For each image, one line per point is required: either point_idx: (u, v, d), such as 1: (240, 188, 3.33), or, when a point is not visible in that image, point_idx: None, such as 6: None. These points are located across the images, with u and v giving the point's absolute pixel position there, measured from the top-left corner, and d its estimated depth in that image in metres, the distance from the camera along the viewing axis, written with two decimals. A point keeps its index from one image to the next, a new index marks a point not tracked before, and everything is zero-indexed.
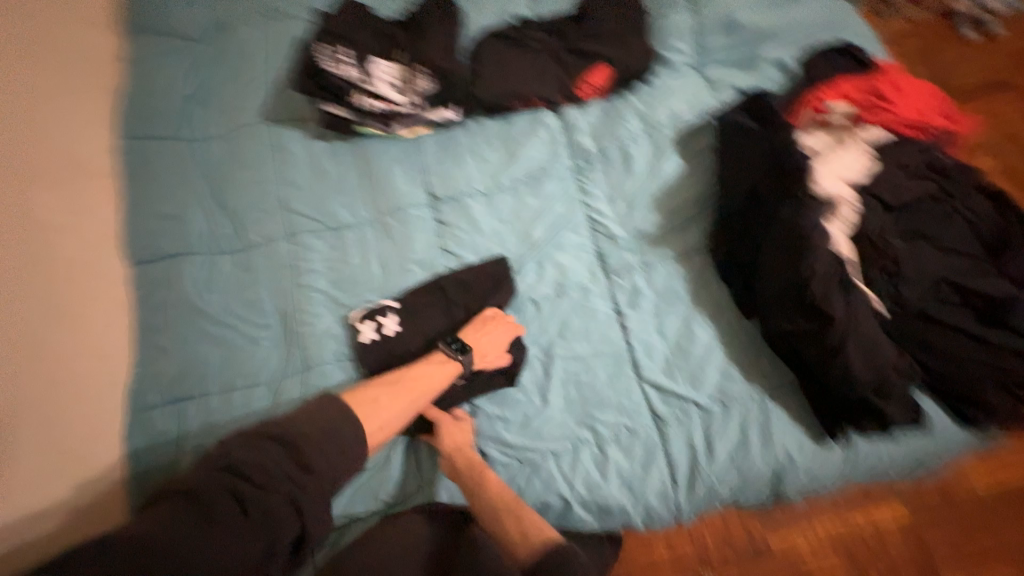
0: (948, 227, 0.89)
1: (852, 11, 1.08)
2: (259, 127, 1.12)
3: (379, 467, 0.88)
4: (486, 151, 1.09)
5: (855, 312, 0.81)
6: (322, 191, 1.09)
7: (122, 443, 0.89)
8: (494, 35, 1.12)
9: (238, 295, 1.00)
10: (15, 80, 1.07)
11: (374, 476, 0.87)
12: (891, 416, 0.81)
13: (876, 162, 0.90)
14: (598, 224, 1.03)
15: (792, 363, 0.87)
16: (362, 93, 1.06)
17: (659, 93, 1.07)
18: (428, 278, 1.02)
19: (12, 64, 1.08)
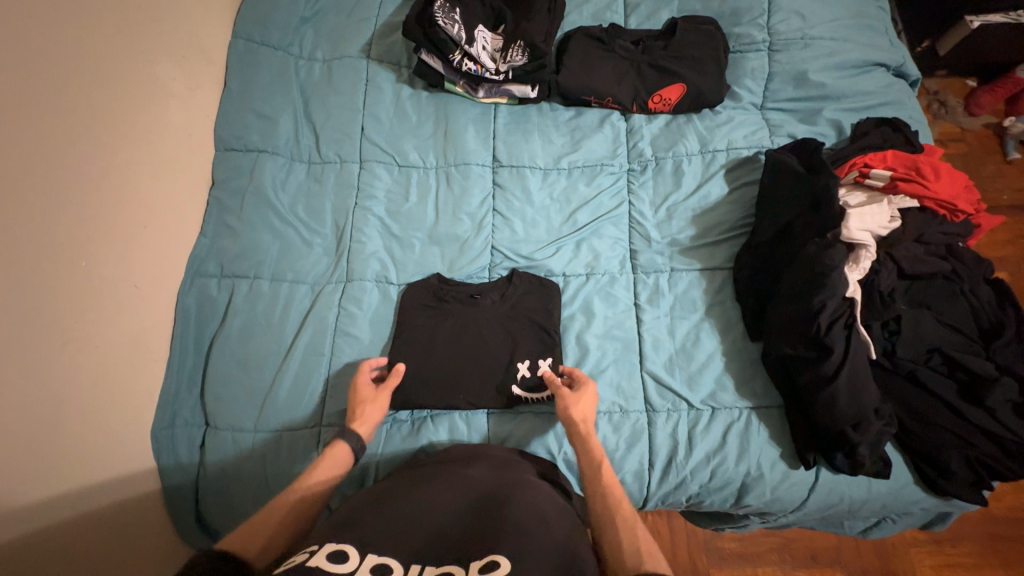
0: (952, 305, 0.96)
1: (913, 93, 1.17)
2: (359, 61, 1.23)
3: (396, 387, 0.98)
4: (554, 134, 1.19)
5: (853, 352, 0.87)
6: (400, 131, 1.19)
7: (179, 298, 1.00)
8: (587, 33, 1.21)
9: (306, 202, 1.11)
10: None
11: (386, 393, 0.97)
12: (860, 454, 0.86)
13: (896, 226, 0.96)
14: (637, 223, 1.12)
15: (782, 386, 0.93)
16: (462, 53, 1.14)
17: (721, 122, 1.15)
18: (475, 230, 1.11)
19: None
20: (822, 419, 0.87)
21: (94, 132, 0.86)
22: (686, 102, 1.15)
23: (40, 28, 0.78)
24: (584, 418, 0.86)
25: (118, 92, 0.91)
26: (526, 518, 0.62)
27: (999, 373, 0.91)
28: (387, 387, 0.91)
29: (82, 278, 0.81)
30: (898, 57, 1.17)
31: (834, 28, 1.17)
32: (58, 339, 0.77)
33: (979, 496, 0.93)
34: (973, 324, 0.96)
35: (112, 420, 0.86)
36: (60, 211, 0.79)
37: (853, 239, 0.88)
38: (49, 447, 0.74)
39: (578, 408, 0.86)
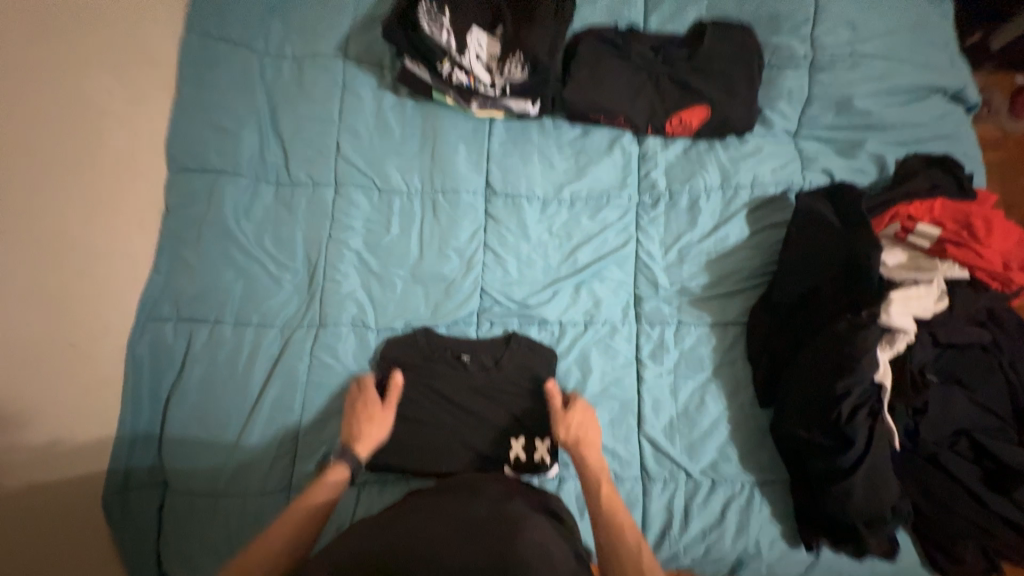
0: (986, 383, 0.87)
1: (969, 124, 1.02)
2: (334, 61, 1.07)
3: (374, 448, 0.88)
4: (555, 157, 1.05)
5: (875, 444, 0.78)
6: (381, 147, 1.04)
7: (128, 346, 0.90)
8: (598, 36, 1.04)
9: (273, 231, 0.98)
10: None
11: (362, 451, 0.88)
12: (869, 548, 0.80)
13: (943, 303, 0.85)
14: (644, 265, 1.01)
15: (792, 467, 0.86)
16: (452, 62, 0.98)
17: (747, 153, 1.01)
18: (463, 270, 1.00)
19: None
20: (834, 513, 0.80)
21: (3, 162, 0.73)
22: (709, 127, 1.00)
23: None
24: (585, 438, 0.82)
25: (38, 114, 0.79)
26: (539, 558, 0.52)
27: None
28: (394, 406, 0.88)
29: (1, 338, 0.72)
30: (957, 81, 1.01)
31: (887, 43, 1.00)
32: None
33: None
34: (1008, 404, 0.87)
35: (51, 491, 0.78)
36: None
37: (893, 325, 0.78)
38: None
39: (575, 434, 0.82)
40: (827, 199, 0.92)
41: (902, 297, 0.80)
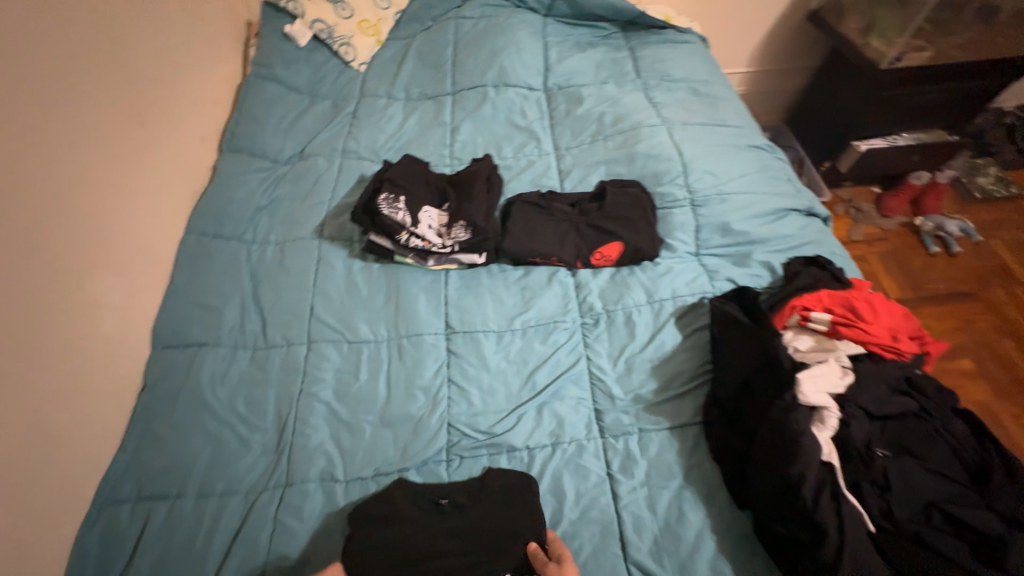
0: (932, 448, 0.92)
1: (826, 231, 1.29)
2: (312, 242, 1.28)
3: None
4: (504, 294, 1.22)
5: (849, 527, 0.78)
6: (351, 305, 1.19)
7: (78, 537, 0.86)
8: (526, 201, 1.32)
9: (246, 394, 1.04)
10: (146, 170, 1.17)
11: None
12: None
13: (850, 375, 0.94)
14: (597, 379, 1.10)
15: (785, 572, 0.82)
16: (409, 233, 1.19)
17: (662, 273, 1.20)
18: (430, 407, 1.05)
19: (142, 152, 1.17)
20: None
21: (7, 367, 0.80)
22: (626, 257, 1.22)
23: None
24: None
25: (43, 317, 0.88)
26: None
27: (1008, 526, 0.83)
28: None
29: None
30: (805, 202, 1.30)
31: (743, 182, 1.31)
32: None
33: None
34: (959, 467, 0.92)
35: None
36: None
37: (810, 402, 0.87)
38: None
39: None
40: (734, 302, 1.09)
41: (809, 375, 0.90)
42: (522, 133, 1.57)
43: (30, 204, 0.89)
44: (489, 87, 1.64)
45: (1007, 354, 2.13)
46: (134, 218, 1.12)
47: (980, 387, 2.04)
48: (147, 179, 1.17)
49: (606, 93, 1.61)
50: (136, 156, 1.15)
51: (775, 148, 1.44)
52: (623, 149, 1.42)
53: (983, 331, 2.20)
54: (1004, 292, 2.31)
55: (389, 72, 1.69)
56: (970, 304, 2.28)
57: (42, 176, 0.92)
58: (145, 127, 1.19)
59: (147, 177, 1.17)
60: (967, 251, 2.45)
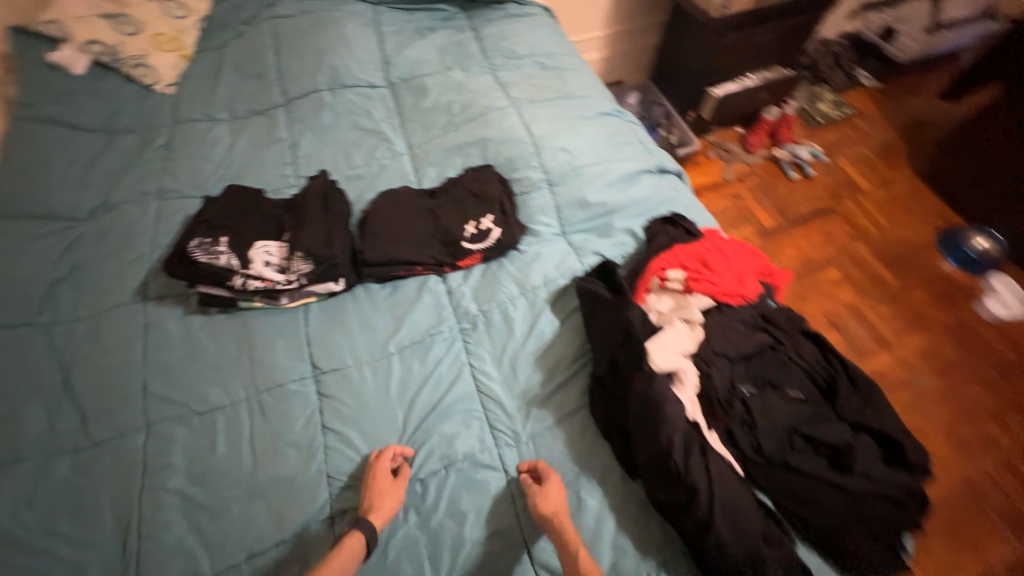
0: (789, 375, 0.98)
1: (680, 186, 1.33)
2: (134, 306, 1.10)
3: None
4: (373, 318, 1.13)
5: (714, 474, 0.82)
6: (194, 370, 1.04)
7: None
8: (381, 211, 1.22)
9: (69, 508, 0.89)
10: None
11: None
12: None
13: (699, 330, 1.00)
14: (483, 385, 1.05)
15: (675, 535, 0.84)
16: (242, 276, 1.05)
17: (530, 260, 1.17)
18: (304, 462, 0.95)
19: None
20: (720, 568, 0.78)
21: None
22: (492, 251, 1.17)
23: None
24: (552, 507, 0.87)
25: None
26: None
27: (852, 431, 0.92)
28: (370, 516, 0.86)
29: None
30: (656, 162, 1.33)
31: (595, 153, 1.31)
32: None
33: (902, 566, 0.86)
34: (814, 387, 0.98)
35: None
36: None
37: (661, 370, 0.92)
38: None
39: (547, 501, 0.87)
40: (595, 279, 1.09)
41: (657, 343, 0.95)
42: (371, 137, 1.44)
43: None
44: (324, 91, 1.48)
45: (863, 257, 2.42)
46: None
47: (846, 291, 2.31)
48: None
49: (453, 80, 1.52)
50: None
51: (624, 113, 1.46)
52: (475, 137, 1.36)
53: (842, 241, 2.47)
54: (853, 203, 2.61)
55: (203, 90, 1.47)
56: (830, 218, 2.55)
57: None
58: None
59: None
60: (819, 172, 2.73)
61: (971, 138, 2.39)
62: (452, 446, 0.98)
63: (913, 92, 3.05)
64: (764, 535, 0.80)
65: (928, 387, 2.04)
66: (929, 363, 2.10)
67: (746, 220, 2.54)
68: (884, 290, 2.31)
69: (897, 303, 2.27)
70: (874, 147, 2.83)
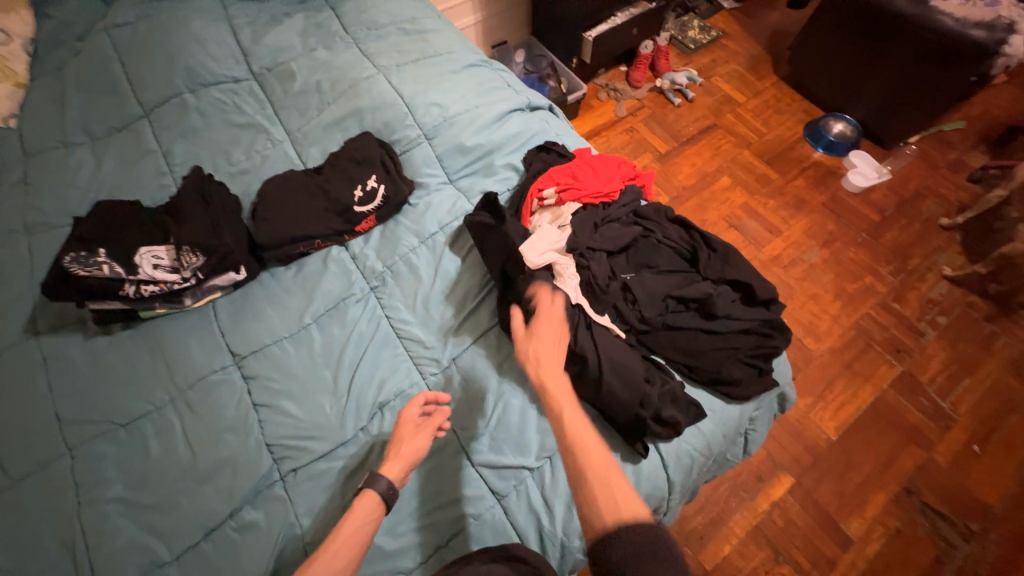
0: (660, 254, 1.15)
1: (550, 118, 1.44)
2: (28, 343, 1.07)
3: None
4: (285, 297, 1.16)
5: (600, 343, 0.99)
6: (110, 386, 1.04)
7: None
8: (268, 195, 1.24)
9: (7, 542, 0.88)
10: None
11: None
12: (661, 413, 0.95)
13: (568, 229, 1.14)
14: (402, 331, 1.13)
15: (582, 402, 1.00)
16: (133, 283, 1.04)
17: (423, 211, 1.25)
18: (243, 439, 0.99)
19: None
20: (618, 413, 0.95)
21: None
22: (385, 211, 1.23)
23: None
24: (541, 346, 0.90)
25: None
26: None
27: (714, 286, 1.10)
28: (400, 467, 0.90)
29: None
30: (523, 100, 1.43)
31: (466, 101, 1.38)
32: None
33: (769, 379, 1.06)
34: (681, 260, 1.16)
35: None
36: None
37: (535, 264, 1.05)
38: None
39: (534, 342, 0.90)
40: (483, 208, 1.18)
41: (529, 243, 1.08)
42: (247, 131, 1.43)
43: None
44: (185, 94, 1.44)
45: (748, 161, 2.68)
46: None
47: (738, 194, 2.56)
48: None
49: (318, 60, 1.52)
50: None
51: (489, 61, 1.54)
52: (350, 109, 1.39)
53: (729, 150, 2.72)
54: (732, 115, 2.86)
55: (51, 116, 1.39)
56: (714, 133, 2.79)
57: None
58: None
59: None
60: (699, 93, 2.95)
61: (815, 38, 2.66)
62: (383, 389, 1.05)
63: (767, 6, 3.34)
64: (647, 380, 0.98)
65: (817, 259, 2.33)
66: (815, 239, 2.40)
67: (643, 149, 2.73)
68: (769, 186, 2.59)
69: (781, 194, 2.55)
70: (742, 62, 3.09)
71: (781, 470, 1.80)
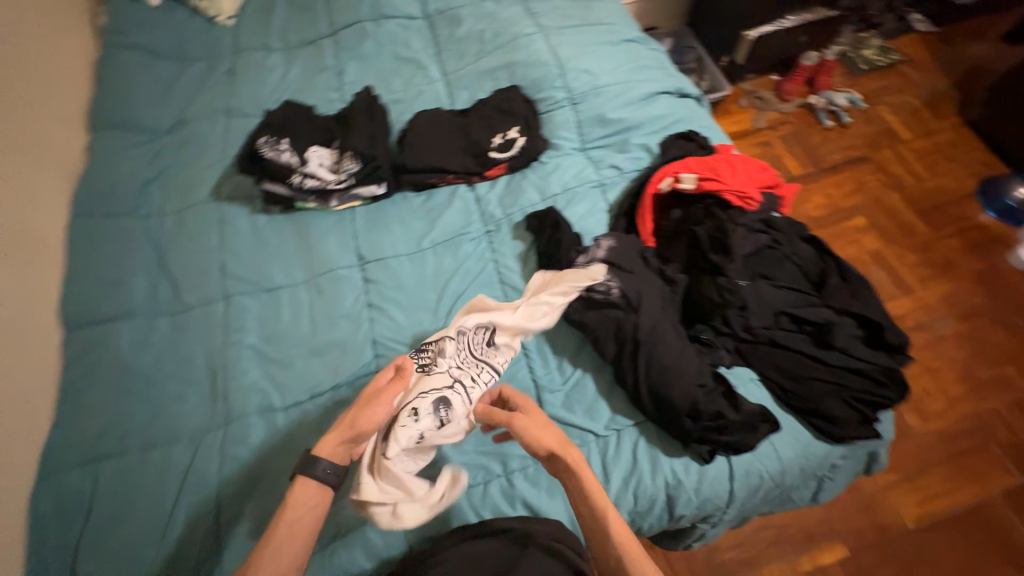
0: (781, 269, 1.09)
1: (697, 107, 1.39)
2: (210, 204, 1.28)
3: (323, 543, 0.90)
4: (411, 219, 1.28)
5: (667, 341, 0.98)
6: (262, 258, 1.22)
7: (30, 505, 0.90)
8: (416, 126, 1.35)
9: (171, 352, 1.07)
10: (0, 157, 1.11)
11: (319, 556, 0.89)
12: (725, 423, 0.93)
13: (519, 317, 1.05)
14: (505, 276, 1.20)
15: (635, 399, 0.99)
16: (300, 174, 1.22)
17: (550, 170, 1.29)
18: (353, 329, 1.13)
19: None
20: (679, 416, 0.93)
21: None
22: (517, 161, 1.29)
23: None
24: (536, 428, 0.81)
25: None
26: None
27: (837, 314, 1.03)
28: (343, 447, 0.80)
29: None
30: (675, 84, 1.40)
31: (616, 75, 1.38)
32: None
33: (872, 430, 0.98)
34: (804, 280, 1.09)
35: None
36: None
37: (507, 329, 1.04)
38: None
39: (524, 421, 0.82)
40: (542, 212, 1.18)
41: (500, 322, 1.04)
42: (409, 66, 1.56)
43: None
44: (365, 22, 1.60)
45: (895, 205, 2.37)
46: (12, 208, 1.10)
47: (873, 238, 2.29)
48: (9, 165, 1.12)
49: (485, 10, 1.59)
50: None
51: (647, 39, 1.52)
52: (504, 62, 1.45)
53: (875, 189, 2.43)
54: (891, 151, 2.54)
55: (259, 22, 1.62)
56: (862, 166, 2.50)
57: None
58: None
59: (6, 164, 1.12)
60: (857, 119, 2.64)
61: None
62: None
63: (970, 38, 2.87)
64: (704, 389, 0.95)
65: (949, 331, 2.04)
66: (954, 308, 2.09)
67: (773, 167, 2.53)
68: (914, 238, 2.28)
69: (926, 250, 2.24)
70: (921, 94, 2.70)
71: (839, 538, 1.66)
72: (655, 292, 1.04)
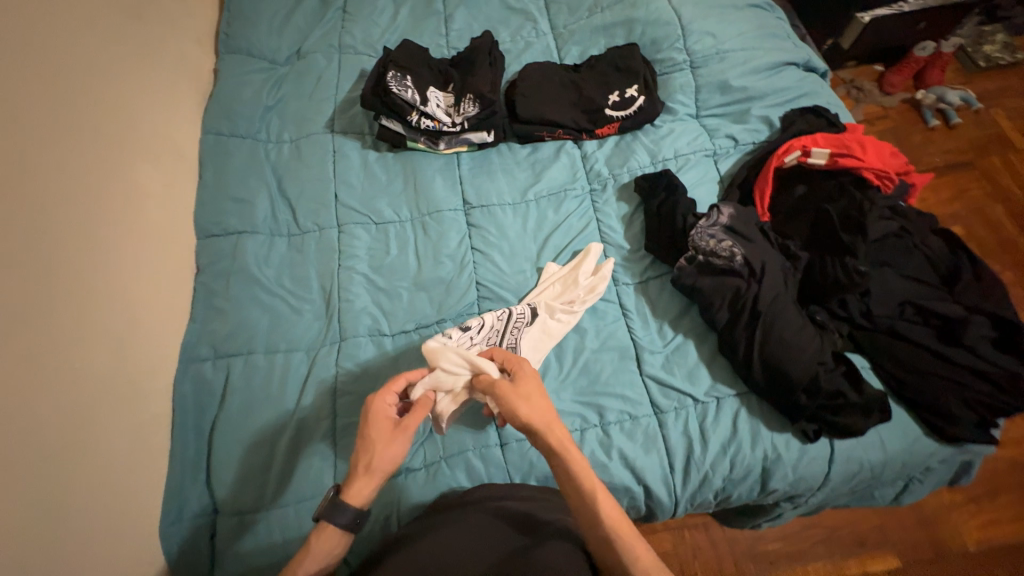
0: (910, 259, 1.04)
1: (825, 83, 1.32)
2: (323, 135, 1.31)
3: (427, 466, 0.95)
4: (515, 170, 1.28)
5: (782, 316, 0.97)
6: (372, 192, 1.25)
7: (173, 387, 1.00)
8: (527, 75, 1.34)
9: (290, 271, 1.14)
10: (148, 69, 1.19)
11: (421, 475, 0.95)
12: (837, 404, 0.93)
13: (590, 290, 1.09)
14: (607, 236, 1.19)
15: (740, 370, 0.98)
16: (419, 113, 1.25)
17: (664, 134, 1.26)
18: (457, 270, 1.16)
19: (148, 54, 1.20)
20: (789, 390, 0.93)
21: (91, 245, 0.92)
22: (631, 122, 1.27)
23: (42, 162, 0.86)
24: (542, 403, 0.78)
25: (80, 194, 0.92)
26: (461, 534, 0.79)
27: (969, 312, 0.98)
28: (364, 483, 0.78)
29: (23, 402, 0.72)
30: (804, 55, 1.33)
31: (743, 40, 1.31)
32: (25, 473, 0.71)
33: (991, 436, 0.94)
34: (933, 273, 1.04)
35: (111, 514, 0.83)
36: (38, 328, 0.78)
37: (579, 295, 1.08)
38: (66, 541, 0.75)
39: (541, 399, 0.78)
40: (654, 184, 1.18)
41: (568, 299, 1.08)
42: (519, 16, 1.52)
43: (67, 101, 0.95)
44: None
45: None
46: (158, 118, 1.17)
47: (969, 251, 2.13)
48: (154, 78, 1.20)
49: None
50: (140, 57, 1.18)
51: (776, 6, 1.43)
52: (623, 17, 1.40)
53: (976, 199, 2.09)
54: (999, 159, 2.16)
55: None
56: (965, 173, 2.15)
57: (76, 78, 0.98)
58: (141, 25, 1.20)
59: (152, 76, 1.19)
60: None
61: None
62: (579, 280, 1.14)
63: None
64: (820, 369, 0.94)
65: None
66: None
67: None
68: None
69: None
70: None
71: None
72: (775, 267, 1.03)
